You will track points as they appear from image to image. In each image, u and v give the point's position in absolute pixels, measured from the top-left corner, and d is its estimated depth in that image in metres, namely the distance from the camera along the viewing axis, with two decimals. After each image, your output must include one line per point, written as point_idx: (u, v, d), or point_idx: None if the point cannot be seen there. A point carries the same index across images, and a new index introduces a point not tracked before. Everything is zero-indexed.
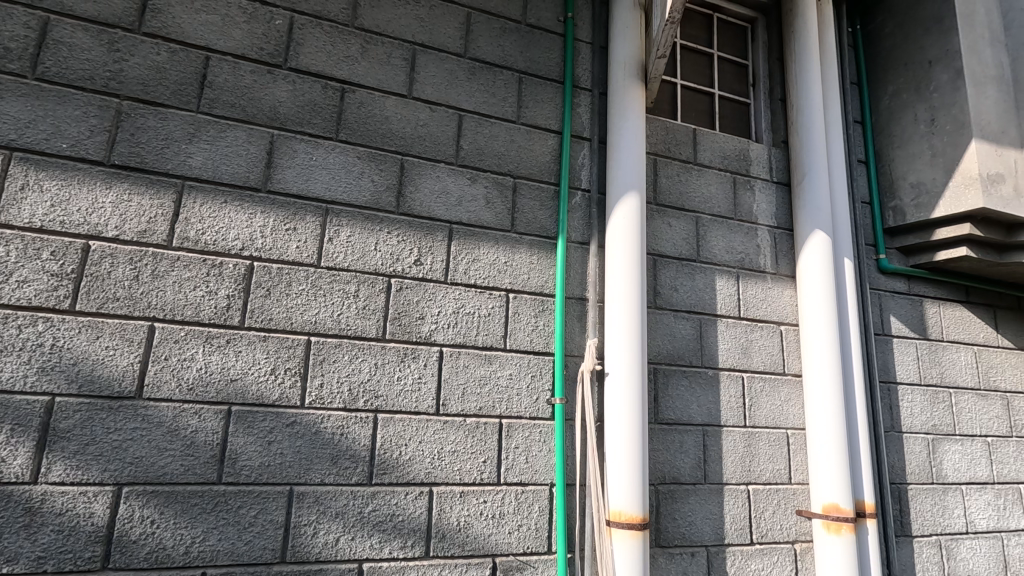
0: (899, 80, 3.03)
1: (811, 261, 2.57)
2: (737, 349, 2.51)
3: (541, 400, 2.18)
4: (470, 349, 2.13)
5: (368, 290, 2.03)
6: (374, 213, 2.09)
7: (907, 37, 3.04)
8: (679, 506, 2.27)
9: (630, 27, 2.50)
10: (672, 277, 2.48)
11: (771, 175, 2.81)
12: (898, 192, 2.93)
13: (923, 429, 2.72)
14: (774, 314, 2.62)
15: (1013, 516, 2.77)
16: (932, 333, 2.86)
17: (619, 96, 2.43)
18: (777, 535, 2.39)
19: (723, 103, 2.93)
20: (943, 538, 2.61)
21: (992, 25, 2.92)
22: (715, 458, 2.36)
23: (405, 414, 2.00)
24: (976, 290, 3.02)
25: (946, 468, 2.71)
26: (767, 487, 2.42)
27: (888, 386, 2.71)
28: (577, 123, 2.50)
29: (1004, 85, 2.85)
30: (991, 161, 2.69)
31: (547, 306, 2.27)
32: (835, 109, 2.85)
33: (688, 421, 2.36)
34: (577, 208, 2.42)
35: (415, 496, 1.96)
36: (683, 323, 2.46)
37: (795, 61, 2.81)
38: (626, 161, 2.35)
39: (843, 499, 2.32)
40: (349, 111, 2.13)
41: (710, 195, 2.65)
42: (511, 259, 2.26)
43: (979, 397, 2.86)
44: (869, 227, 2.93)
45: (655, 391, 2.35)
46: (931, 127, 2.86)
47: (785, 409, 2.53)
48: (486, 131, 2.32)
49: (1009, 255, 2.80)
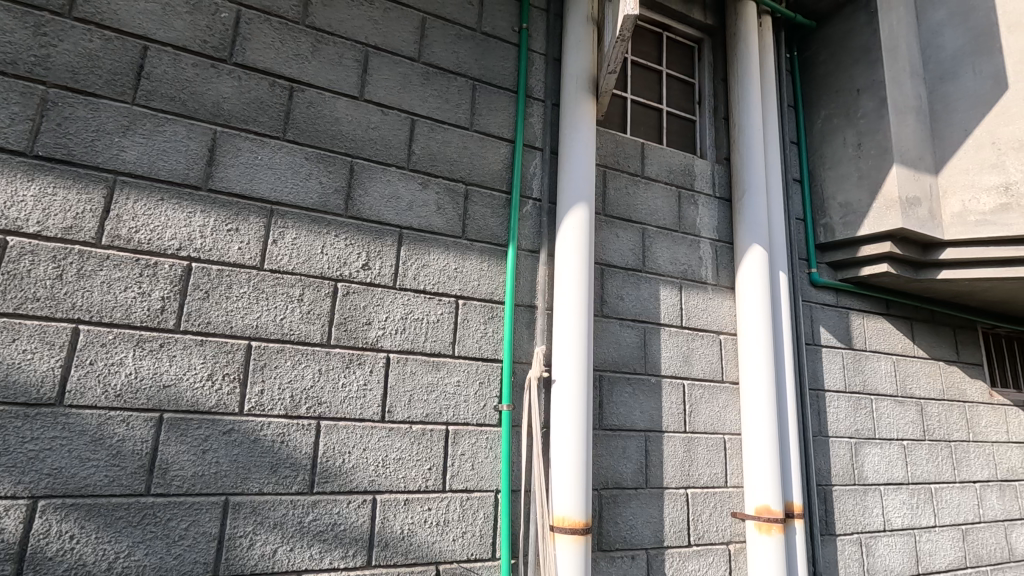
0: (831, 105, 3.23)
1: (749, 275, 2.70)
2: (678, 357, 2.60)
3: (488, 407, 2.20)
4: (417, 356, 2.11)
5: (313, 294, 1.99)
6: (320, 216, 2.05)
7: (839, 66, 3.23)
8: (621, 510, 2.33)
9: (583, 42, 2.55)
10: (619, 287, 2.55)
11: (713, 191, 2.93)
12: (828, 211, 3.12)
13: (848, 433, 2.90)
14: (714, 324, 2.73)
15: (925, 514, 2.99)
16: (856, 344, 3.05)
17: (571, 109, 2.48)
18: (713, 536, 2.49)
19: (671, 119, 3.03)
20: (863, 536, 2.78)
21: (912, 59, 3.16)
22: (656, 463, 2.44)
23: (349, 421, 1.96)
24: (896, 303, 3.25)
25: (867, 470, 2.90)
26: (704, 490, 2.52)
27: (817, 393, 2.87)
28: (530, 133, 2.54)
29: (922, 115, 3.08)
30: (909, 186, 2.89)
31: (496, 313, 2.29)
32: (773, 130, 3.00)
33: (631, 427, 2.43)
34: (528, 216, 2.45)
35: (358, 505, 1.92)
36: (628, 331, 2.52)
37: (737, 84, 2.95)
38: (577, 172, 2.40)
39: (773, 500, 2.45)
40: (298, 111, 2.09)
41: (657, 207, 2.74)
42: (461, 265, 2.26)
43: (897, 404, 3.07)
44: (802, 242, 3.10)
45: (600, 397, 2.40)
46: (858, 151, 3.06)
47: (723, 416, 2.64)
48: (439, 137, 2.32)
49: (924, 272, 3.03)
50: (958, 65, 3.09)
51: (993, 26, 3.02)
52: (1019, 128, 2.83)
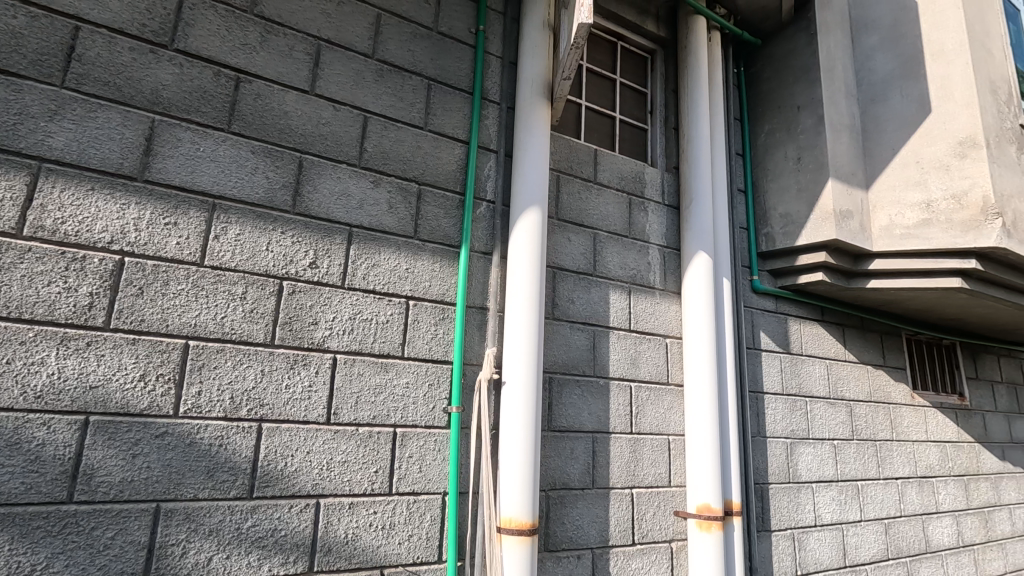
0: (774, 120, 3.38)
1: (694, 281, 2.80)
2: (626, 359, 2.66)
3: (437, 408, 2.19)
4: (365, 357, 2.08)
5: (257, 292, 1.93)
6: (266, 212, 1.99)
7: (782, 83, 3.38)
8: (567, 511, 2.36)
9: (539, 47, 2.57)
10: (570, 290, 2.59)
11: (663, 199, 3.01)
12: (769, 221, 3.27)
13: (783, 434, 3.04)
14: (661, 328, 2.81)
15: (852, 510, 3.17)
16: (793, 348, 3.21)
17: (526, 113, 2.49)
18: (656, 535, 2.56)
19: (624, 127, 3.10)
20: (796, 531, 2.93)
21: (848, 80, 3.34)
22: (603, 464, 2.49)
23: (292, 424, 1.91)
24: (830, 310, 3.43)
25: (801, 469, 3.05)
26: (649, 490, 2.59)
27: (756, 395, 3.00)
28: (485, 134, 2.54)
29: (855, 133, 3.27)
30: (842, 200, 3.06)
31: (447, 314, 2.28)
32: (720, 142, 3.12)
33: (579, 428, 2.46)
34: (481, 218, 2.45)
35: (300, 509, 1.87)
36: (579, 334, 2.56)
37: (687, 96, 3.05)
38: (530, 176, 2.42)
39: (713, 499, 2.54)
40: (244, 102, 2.01)
41: (608, 213, 2.80)
42: (412, 265, 2.24)
43: (829, 406, 3.24)
44: (745, 250, 3.23)
45: (550, 399, 2.42)
46: (798, 165, 3.21)
47: (668, 417, 2.72)
48: (392, 135, 2.29)
49: (855, 281, 3.21)
50: (888, 87, 3.29)
51: (920, 52, 3.22)
52: (941, 149, 3.04)
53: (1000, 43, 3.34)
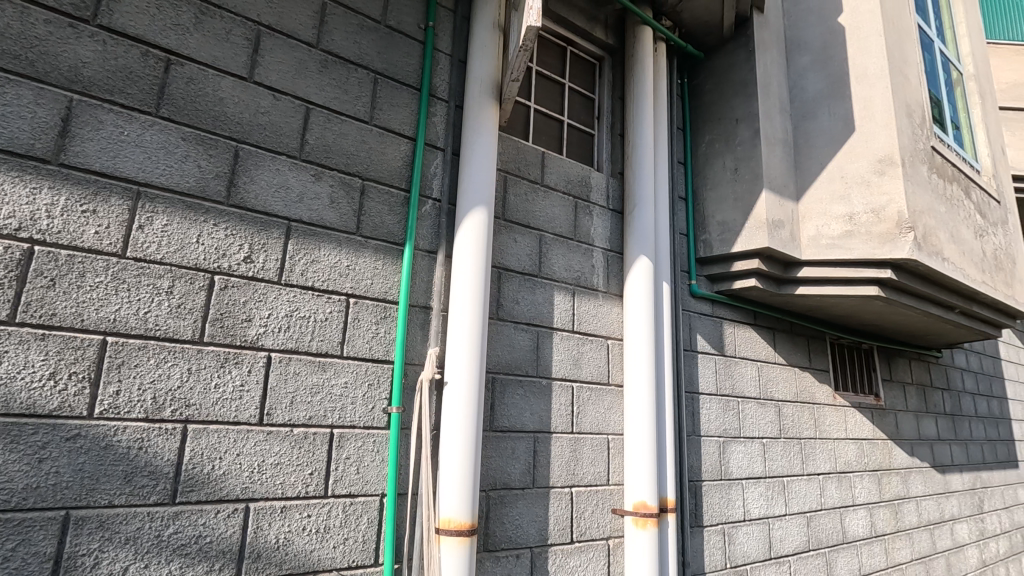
0: (713, 131, 3.52)
1: (635, 284, 2.88)
2: (569, 360, 2.70)
3: (376, 408, 2.15)
4: (302, 356, 2.01)
5: (185, 287, 1.83)
6: (197, 203, 1.89)
7: (722, 95, 3.52)
8: (507, 511, 2.37)
9: (489, 47, 2.57)
10: (515, 291, 2.60)
11: (607, 203, 3.08)
12: (707, 228, 3.40)
13: (717, 432, 3.16)
14: (603, 330, 2.87)
15: (778, 504, 3.34)
16: (727, 350, 3.35)
17: (474, 112, 2.49)
18: (594, 533, 2.61)
19: (571, 132, 3.15)
20: (726, 526, 3.06)
21: (782, 97, 3.53)
22: (544, 464, 2.51)
23: (221, 425, 1.82)
24: (763, 315, 3.61)
25: (732, 466, 3.18)
26: (588, 489, 2.64)
27: (692, 395, 3.11)
28: (432, 132, 2.52)
29: (787, 148, 3.45)
30: (775, 210, 3.21)
31: (389, 313, 2.25)
32: (663, 150, 3.22)
33: (521, 428, 2.48)
34: (427, 216, 2.42)
35: (227, 515, 1.79)
36: (523, 334, 2.58)
37: (632, 103, 3.13)
38: (477, 175, 2.41)
39: (649, 496, 2.62)
40: (175, 86, 1.91)
41: (554, 215, 2.83)
42: (354, 262, 2.19)
43: (760, 406, 3.41)
44: (684, 256, 3.35)
45: (492, 399, 2.42)
46: (735, 175, 3.35)
47: (607, 417, 2.78)
48: (335, 128, 2.23)
49: (785, 287, 3.39)
50: (818, 106, 3.49)
51: (847, 74, 3.43)
52: (863, 166, 3.25)
53: (916, 70, 3.60)
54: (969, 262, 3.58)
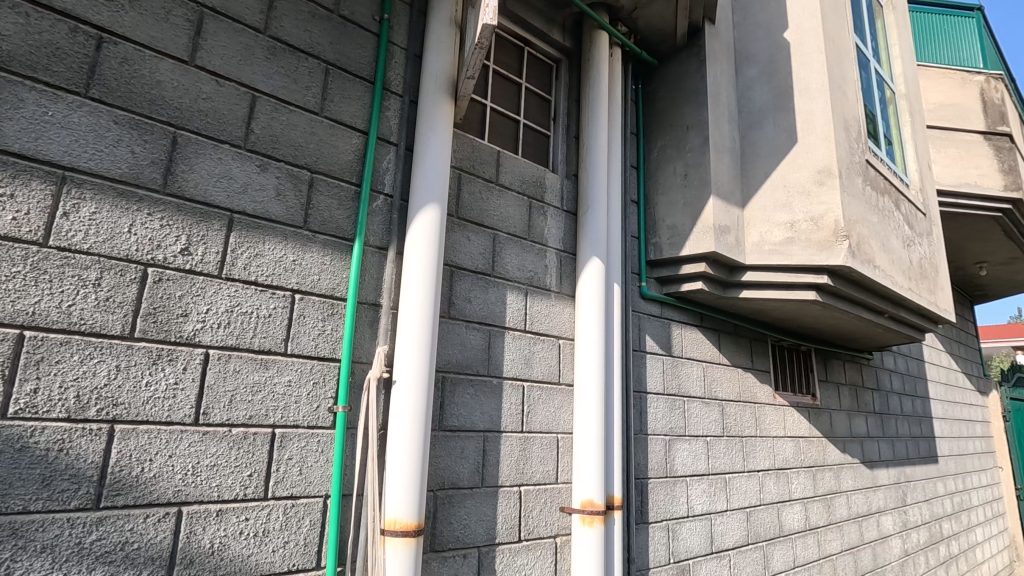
0: (665, 137, 3.61)
1: (587, 285, 2.92)
2: (520, 359, 2.71)
3: (321, 408, 2.09)
4: (242, 353, 1.93)
5: (115, 279, 1.73)
6: (130, 190, 1.79)
7: (674, 103, 3.61)
8: (455, 510, 2.35)
9: (445, 43, 2.55)
10: (467, 290, 2.58)
11: (561, 204, 3.11)
12: (658, 232, 3.48)
13: (663, 431, 3.25)
14: (554, 330, 2.89)
15: (720, 500, 3.45)
16: (674, 351, 3.44)
17: (428, 108, 2.46)
18: (542, 531, 2.63)
19: (527, 132, 3.16)
20: (670, 522, 3.14)
21: (730, 107, 3.65)
22: (493, 463, 2.51)
23: (152, 426, 1.73)
24: (709, 317, 3.73)
25: (677, 464, 3.27)
26: (537, 487, 2.66)
27: (640, 394, 3.17)
28: (385, 126, 2.47)
29: (734, 156, 3.57)
30: (722, 216, 3.32)
31: (337, 310, 2.19)
32: (616, 154, 3.28)
33: (470, 428, 2.47)
34: (378, 212, 2.38)
35: (157, 520, 1.70)
36: (474, 334, 2.57)
37: (587, 106, 3.17)
38: (430, 172, 2.38)
39: (596, 494, 2.66)
40: (107, 66, 1.80)
41: (508, 215, 2.83)
42: (300, 257, 2.12)
43: (704, 405, 3.51)
44: (635, 258, 3.42)
45: (442, 398, 2.40)
46: (685, 181, 3.44)
47: (557, 416, 2.81)
48: (283, 118, 2.15)
49: (730, 291, 3.51)
50: (763, 117, 3.63)
51: (791, 88, 3.58)
52: (804, 176, 3.40)
53: (853, 87, 3.80)
54: (898, 270, 3.81)
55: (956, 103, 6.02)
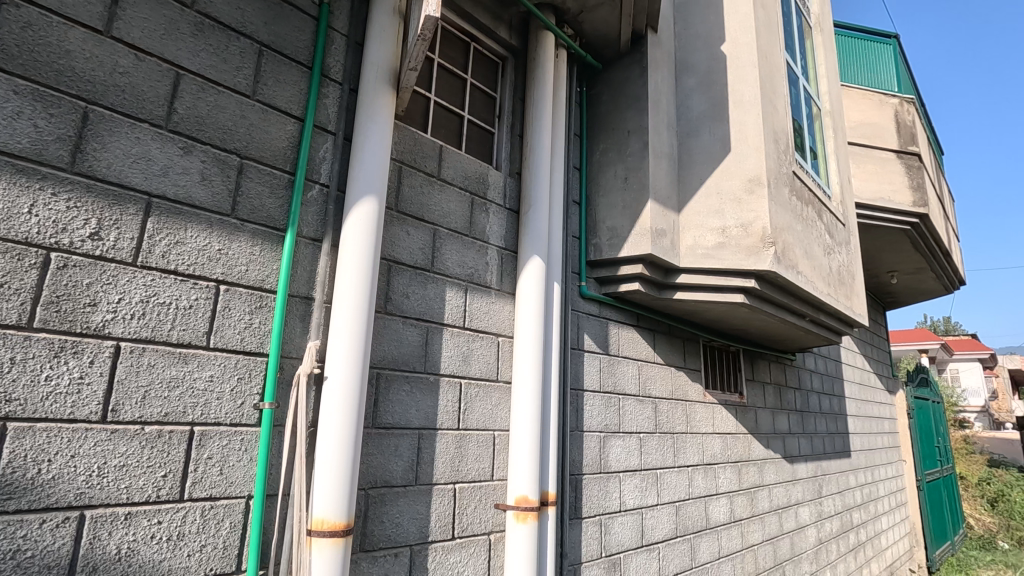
0: (607, 141, 3.69)
1: (527, 283, 2.94)
2: (458, 356, 2.70)
3: (246, 405, 2.00)
4: (158, 346, 1.82)
5: (10, 263, 1.58)
6: (32, 167, 1.64)
7: (617, 107, 3.69)
8: (387, 509, 2.31)
9: (387, 32, 2.49)
10: (405, 285, 2.54)
11: (503, 202, 3.12)
12: (597, 233, 3.56)
13: (598, 428, 3.32)
14: (494, 327, 2.90)
15: (651, 495, 3.57)
16: (611, 350, 3.52)
17: (368, 98, 2.40)
18: (476, 528, 2.63)
19: (471, 128, 3.14)
20: (603, 517, 3.21)
21: (670, 114, 3.77)
22: (427, 460, 2.48)
23: (52, 423, 1.59)
24: (645, 317, 3.84)
25: (611, 460, 3.35)
26: (471, 485, 2.65)
27: (577, 392, 3.23)
28: (322, 114, 2.39)
29: (672, 162, 3.69)
30: (659, 219, 3.42)
31: (265, 302, 2.10)
32: (559, 154, 3.31)
33: (405, 425, 2.43)
34: (313, 201, 2.30)
35: (56, 525, 1.57)
36: (411, 329, 2.53)
37: (532, 105, 3.19)
38: (369, 163, 2.32)
39: (530, 490, 2.69)
40: (7, 30, 1.64)
41: (450, 210, 2.81)
42: (226, 247, 2.02)
43: (638, 403, 3.62)
44: (575, 258, 3.48)
45: (376, 395, 2.35)
46: (625, 184, 3.52)
47: (494, 413, 2.82)
48: (210, 99, 2.04)
49: (665, 292, 3.63)
50: (700, 125, 3.77)
51: (726, 99, 3.74)
52: (736, 184, 3.56)
53: (783, 102, 4.01)
54: (818, 276, 4.05)
55: (875, 123, 6.46)
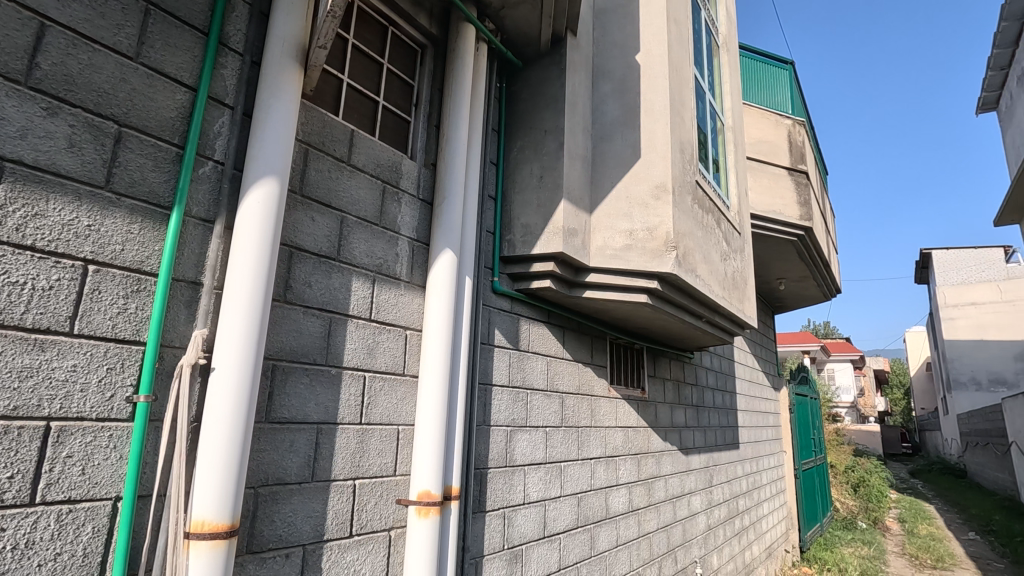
0: (525, 139, 3.73)
1: (437, 276, 2.90)
2: (362, 349, 2.62)
3: (116, 398, 1.82)
4: (7, 331, 1.60)
5: None
6: None
7: (535, 106, 3.74)
8: (279, 508, 2.19)
9: (296, 5, 2.35)
10: (308, 273, 2.42)
11: (417, 192, 3.07)
12: (511, 229, 3.59)
13: (505, 422, 3.35)
14: (401, 320, 2.85)
15: (554, 487, 3.66)
16: (521, 345, 3.57)
17: (272, 72, 2.25)
18: (375, 524, 2.57)
19: (386, 114, 3.05)
20: (506, 510, 3.26)
21: (586, 117, 3.87)
22: (325, 457, 2.39)
23: None
24: (556, 314, 3.93)
25: (516, 454, 3.40)
26: (372, 481, 2.59)
27: (485, 386, 3.24)
28: (219, 86, 2.22)
29: (586, 164, 3.80)
30: (571, 219, 3.51)
31: (143, 286, 1.92)
32: (476, 148, 3.30)
33: (302, 420, 2.32)
34: (204, 179, 2.13)
35: None
36: (312, 320, 2.42)
37: (450, 97, 3.15)
38: (270, 141, 2.18)
39: (433, 485, 2.66)
40: None
41: (359, 198, 2.71)
42: (99, 222, 1.82)
43: (546, 398, 3.69)
44: (489, 253, 3.49)
45: (270, 388, 2.22)
46: (540, 182, 3.58)
47: (399, 408, 2.77)
48: (83, 56, 1.83)
49: (574, 290, 3.73)
50: (613, 131, 3.91)
51: (638, 106, 3.90)
52: (644, 189, 3.73)
53: (690, 114, 4.24)
54: (715, 280, 4.34)
55: (771, 140, 7.02)
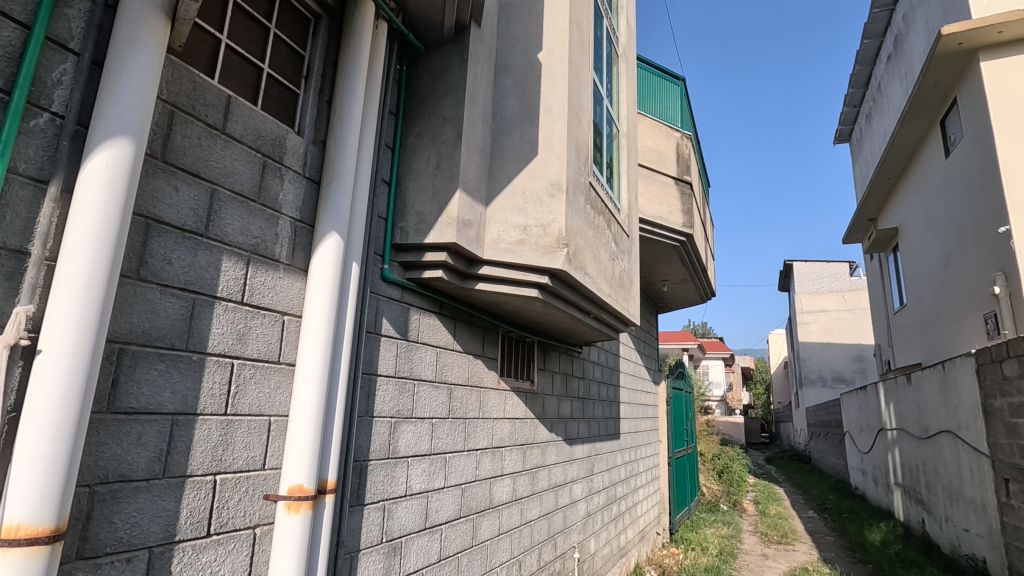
0: (422, 125, 3.66)
1: (322, 260, 2.75)
2: (231, 335, 2.43)
3: None
4: None
5: None
6: None
7: (434, 93, 3.68)
8: (120, 507, 1.96)
9: None
10: (167, 249, 2.19)
11: (303, 170, 2.89)
12: (405, 217, 3.50)
13: (390, 413, 3.27)
14: (279, 305, 2.68)
15: (438, 478, 3.64)
16: (410, 336, 3.50)
17: (130, 19, 2.00)
18: (238, 522, 2.39)
19: (271, 83, 2.84)
20: (386, 502, 3.18)
21: (487, 109, 3.87)
22: (180, 450, 2.18)
23: None
24: (448, 305, 3.90)
25: (399, 445, 3.33)
26: (236, 476, 2.41)
27: (369, 376, 3.14)
28: (62, 27, 1.94)
29: (484, 156, 3.80)
30: (466, 210, 3.50)
31: None
32: (370, 128, 3.17)
33: (155, 410, 2.10)
34: (38, 132, 1.85)
35: None
36: (171, 301, 2.19)
37: (343, 72, 3.00)
38: (124, 97, 1.93)
39: (306, 478, 2.52)
40: None
41: (234, 170, 2.50)
42: None
43: (433, 389, 3.66)
44: (380, 240, 3.38)
45: (114, 375, 1.98)
46: (436, 170, 3.52)
47: (272, 398, 2.61)
48: None
49: (467, 282, 3.72)
50: (513, 126, 3.94)
51: (537, 104, 3.97)
52: (539, 186, 3.81)
53: (587, 117, 4.40)
54: (602, 278, 4.54)
55: (663, 151, 7.51)
